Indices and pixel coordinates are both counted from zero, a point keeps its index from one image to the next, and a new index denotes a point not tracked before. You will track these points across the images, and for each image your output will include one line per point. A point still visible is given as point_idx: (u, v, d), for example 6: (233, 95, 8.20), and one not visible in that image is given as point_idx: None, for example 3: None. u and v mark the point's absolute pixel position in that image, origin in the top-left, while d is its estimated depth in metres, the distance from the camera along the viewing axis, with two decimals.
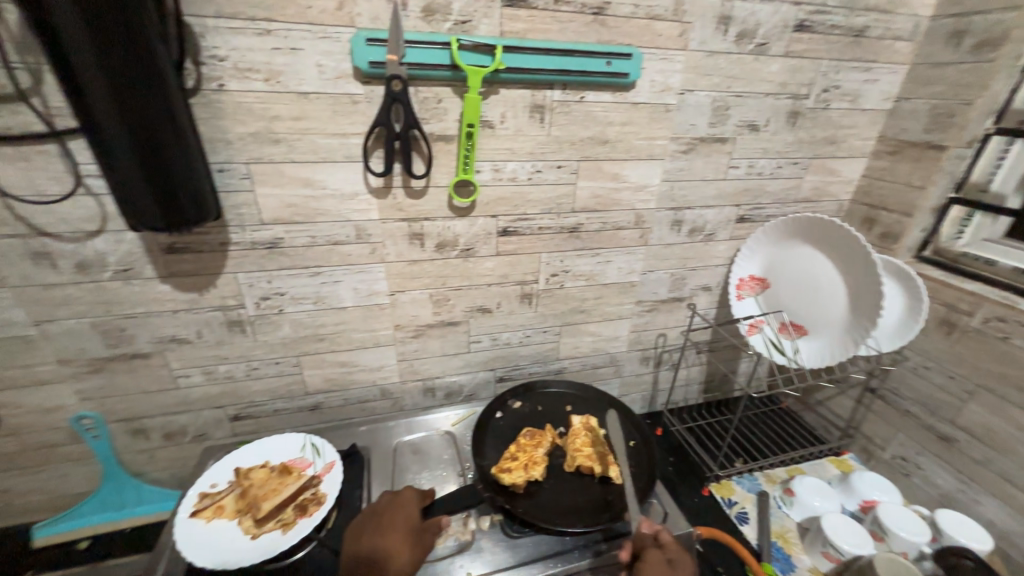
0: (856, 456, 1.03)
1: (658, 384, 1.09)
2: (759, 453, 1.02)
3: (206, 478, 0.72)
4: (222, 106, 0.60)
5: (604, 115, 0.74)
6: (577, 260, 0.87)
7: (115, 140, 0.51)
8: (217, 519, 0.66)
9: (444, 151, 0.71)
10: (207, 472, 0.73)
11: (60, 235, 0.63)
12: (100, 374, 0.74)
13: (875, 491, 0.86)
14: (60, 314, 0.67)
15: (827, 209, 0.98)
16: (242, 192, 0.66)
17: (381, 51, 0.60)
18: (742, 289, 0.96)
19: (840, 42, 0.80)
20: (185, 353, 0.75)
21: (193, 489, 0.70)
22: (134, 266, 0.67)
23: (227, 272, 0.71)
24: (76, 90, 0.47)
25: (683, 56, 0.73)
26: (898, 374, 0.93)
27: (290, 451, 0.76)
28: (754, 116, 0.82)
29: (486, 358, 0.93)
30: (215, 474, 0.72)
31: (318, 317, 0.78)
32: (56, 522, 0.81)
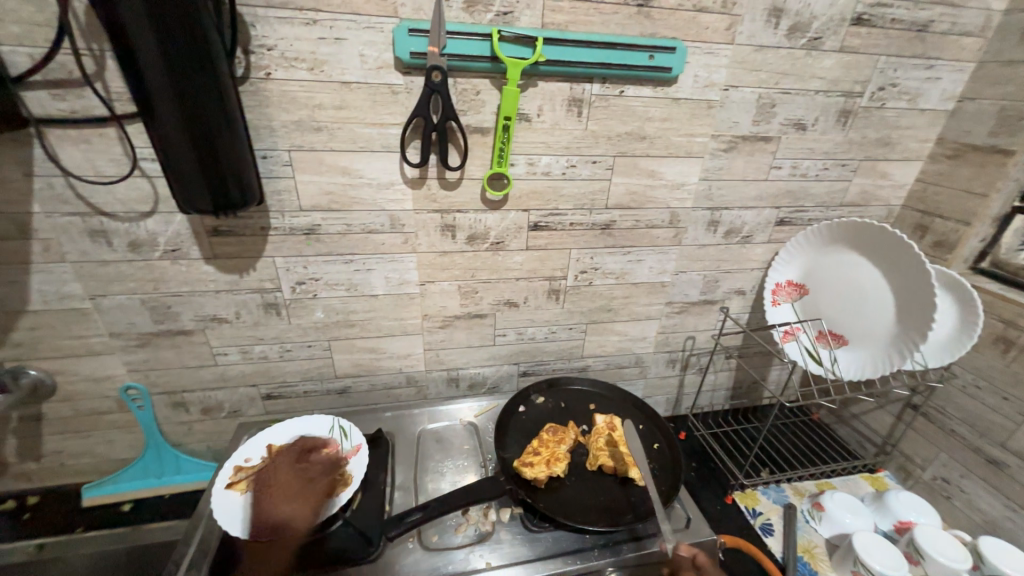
0: (892, 474, 0.98)
1: (684, 388, 1.07)
2: (787, 465, 0.98)
3: (241, 452, 0.75)
4: (268, 94, 0.62)
5: (644, 110, 0.73)
6: (608, 257, 0.85)
7: (170, 125, 0.53)
8: (251, 492, 0.69)
9: (479, 143, 0.71)
10: (242, 446, 0.76)
11: (115, 215, 0.66)
12: (146, 348, 0.78)
13: (912, 513, 0.82)
14: (113, 290, 0.71)
15: (875, 214, 0.93)
16: (283, 179, 0.68)
17: (423, 42, 0.61)
18: (779, 295, 0.92)
19: (901, 37, 0.76)
20: (225, 332, 0.78)
21: (229, 462, 0.73)
22: (181, 247, 0.70)
23: (267, 256, 0.73)
24: (137, 76, 0.49)
25: (729, 50, 0.71)
26: (945, 391, 0.88)
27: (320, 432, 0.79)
28: (802, 114, 0.79)
29: (510, 352, 0.93)
30: (249, 449, 0.76)
31: (350, 303, 0.80)
32: (103, 484, 0.86)
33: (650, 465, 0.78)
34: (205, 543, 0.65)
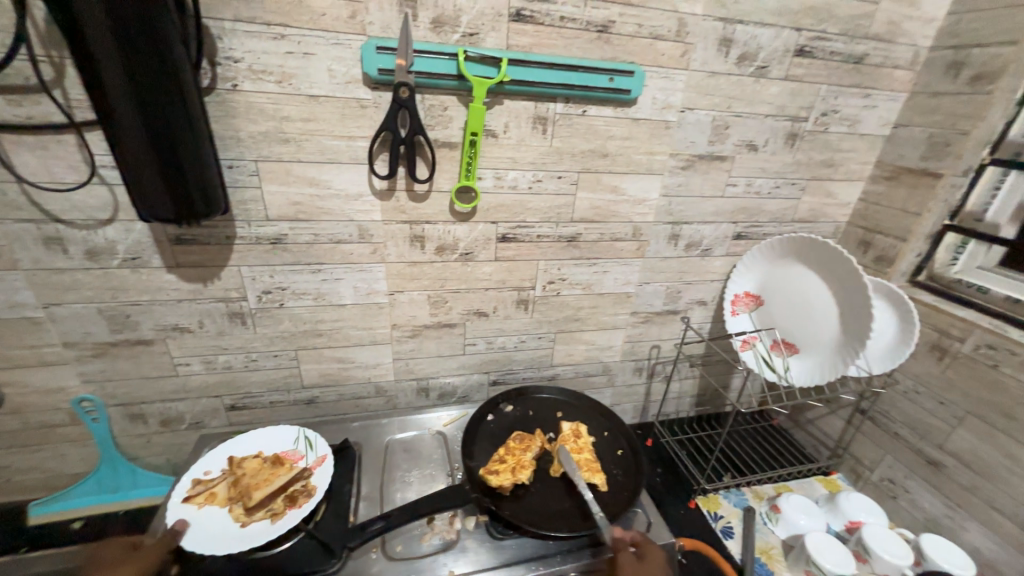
0: (845, 476, 1.03)
1: (650, 396, 1.10)
2: (747, 469, 1.02)
3: (201, 465, 0.74)
4: (235, 105, 0.62)
5: (606, 129, 0.76)
6: (574, 269, 0.88)
7: (132, 134, 0.53)
8: (209, 506, 0.68)
9: (447, 157, 0.73)
10: (201, 459, 0.75)
11: (72, 222, 0.65)
12: (102, 359, 0.75)
13: (860, 512, 0.86)
14: (68, 298, 0.70)
15: (824, 230, 0.99)
16: (249, 188, 0.68)
17: (390, 59, 0.63)
18: (737, 305, 0.96)
19: (840, 68, 0.82)
20: (186, 342, 0.77)
21: (187, 475, 0.72)
22: (142, 255, 0.69)
23: (232, 265, 0.73)
24: (98, 84, 0.49)
25: (684, 76, 0.75)
26: (889, 397, 0.93)
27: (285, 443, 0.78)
28: (753, 136, 0.84)
29: (480, 361, 0.94)
30: (209, 462, 0.74)
31: (318, 313, 0.80)
32: (54, 500, 0.82)
33: (613, 471, 0.80)
34: None
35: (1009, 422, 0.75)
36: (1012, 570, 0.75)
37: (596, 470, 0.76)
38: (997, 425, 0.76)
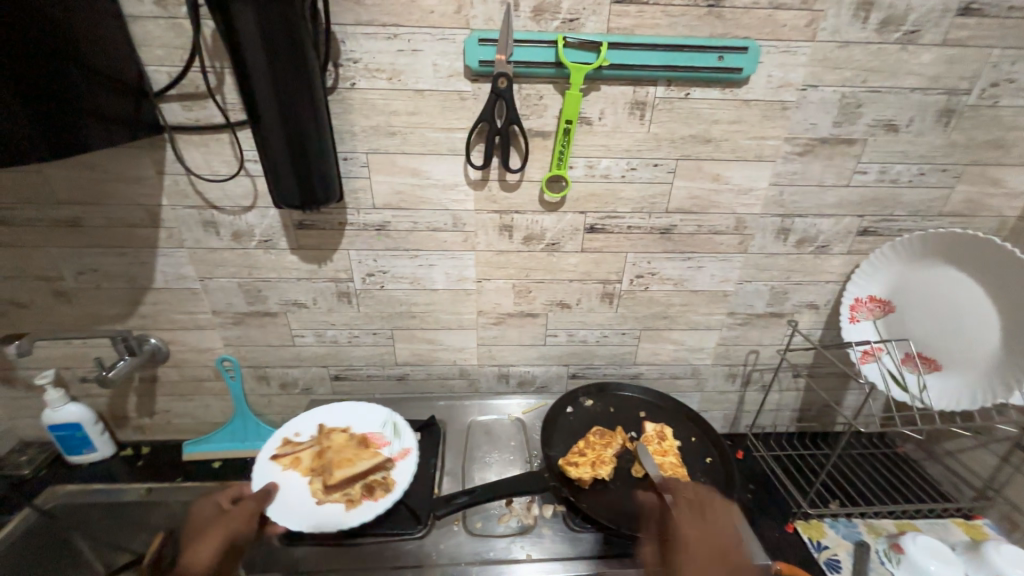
0: (994, 523, 0.86)
1: (743, 404, 1.01)
2: (860, 498, 0.90)
3: (291, 426, 0.81)
4: (352, 102, 0.69)
5: (711, 113, 0.71)
6: (665, 263, 0.84)
7: (272, 130, 0.61)
8: (293, 471, 0.73)
9: (540, 147, 0.73)
10: (298, 418, 0.82)
11: (223, 208, 0.77)
12: (240, 326, 0.89)
13: (1017, 570, 0.71)
14: (217, 273, 0.83)
15: (983, 226, 0.83)
16: (360, 179, 0.74)
17: (491, 51, 0.64)
18: (858, 311, 0.83)
19: (1022, 26, 0.67)
20: (303, 315, 0.87)
21: (281, 431, 0.80)
22: (273, 238, 0.80)
23: (342, 249, 0.81)
24: (247, 86, 0.57)
25: (809, 48, 0.67)
26: None
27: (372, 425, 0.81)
28: (893, 115, 0.72)
29: (561, 353, 0.94)
30: (299, 424, 0.81)
31: (412, 296, 0.86)
32: (200, 442, 0.98)
33: (701, 479, 0.75)
34: None
35: None
36: None
37: (682, 476, 0.73)
38: None
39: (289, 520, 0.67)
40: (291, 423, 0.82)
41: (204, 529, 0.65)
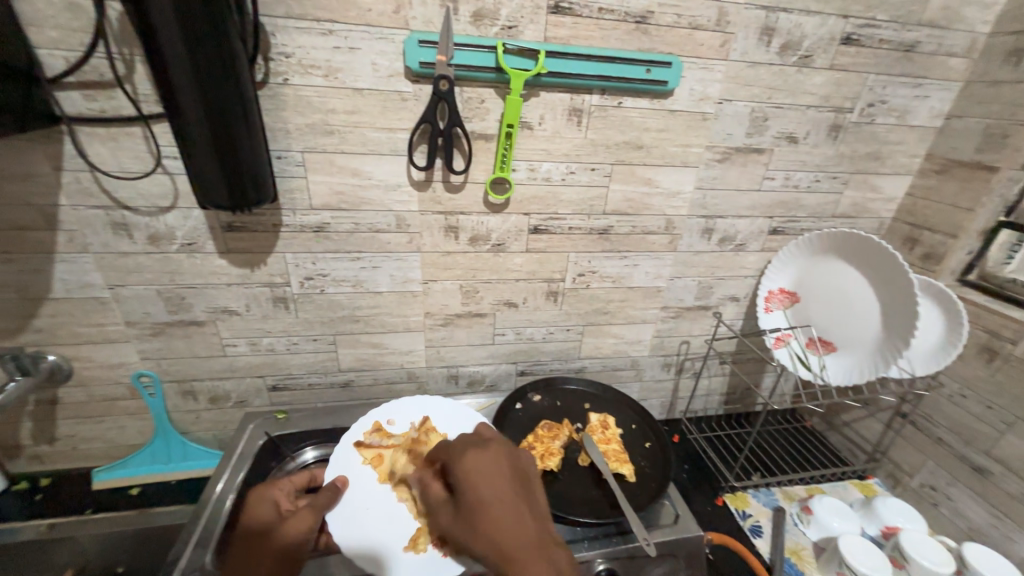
0: (882, 481, 1.00)
1: (678, 391, 1.09)
2: (777, 469, 1.00)
3: (383, 411, 0.77)
4: (285, 98, 0.66)
5: (641, 121, 0.76)
6: (605, 262, 0.89)
7: (195, 126, 0.56)
8: (372, 469, 0.69)
9: (483, 149, 0.74)
10: (393, 402, 0.79)
11: (137, 209, 0.70)
12: (160, 337, 0.81)
13: (899, 518, 0.83)
14: (131, 281, 0.75)
15: (866, 226, 0.96)
16: (296, 179, 0.71)
17: (432, 52, 0.65)
18: (771, 302, 0.94)
19: (889, 56, 0.79)
20: (235, 323, 0.82)
21: (374, 415, 0.76)
22: (197, 241, 0.74)
23: (277, 252, 0.77)
24: (163, 74, 0.53)
25: (723, 66, 0.74)
26: (933, 400, 0.90)
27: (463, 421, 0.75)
28: (794, 128, 0.82)
29: (509, 351, 0.96)
30: (394, 411, 0.78)
31: (355, 299, 0.83)
32: (114, 468, 0.89)
33: (641, 463, 0.80)
34: (210, 525, 0.69)
35: None
36: None
37: (624, 461, 0.77)
38: None
39: (345, 536, 0.61)
40: (387, 407, 0.78)
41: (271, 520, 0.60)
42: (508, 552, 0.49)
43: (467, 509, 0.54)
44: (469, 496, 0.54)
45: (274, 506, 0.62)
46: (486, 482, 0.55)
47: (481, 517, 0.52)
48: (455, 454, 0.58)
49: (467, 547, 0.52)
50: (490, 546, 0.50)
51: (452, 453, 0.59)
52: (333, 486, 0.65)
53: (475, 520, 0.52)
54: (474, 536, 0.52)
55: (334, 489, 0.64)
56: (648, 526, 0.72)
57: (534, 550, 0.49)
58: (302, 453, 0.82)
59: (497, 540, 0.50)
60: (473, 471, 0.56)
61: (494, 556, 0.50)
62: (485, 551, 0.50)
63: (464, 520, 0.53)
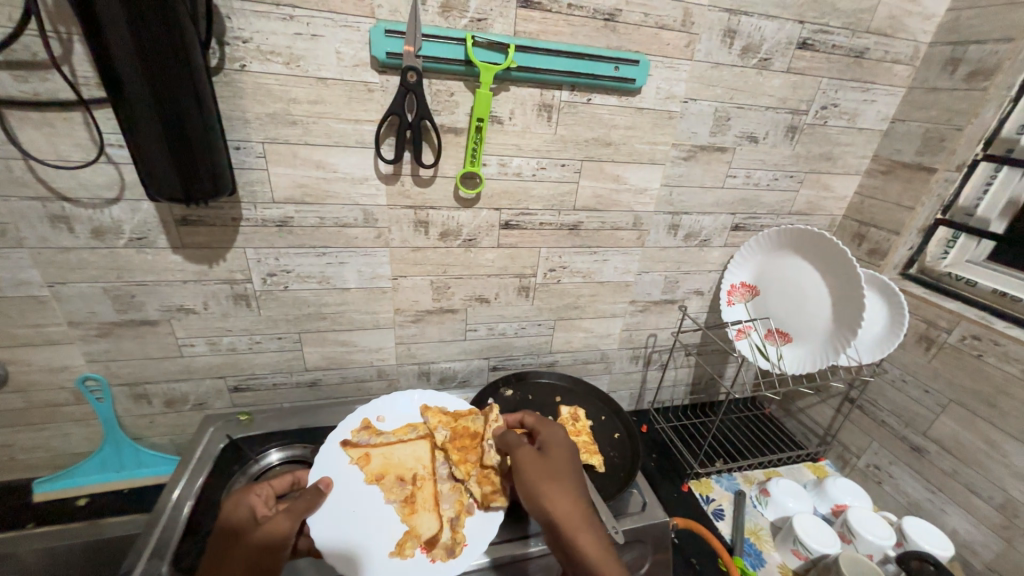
0: (832, 462, 1.06)
1: (646, 383, 1.12)
2: (738, 454, 1.05)
3: (373, 408, 0.78)
4: (243, 86, 0.63)
5: (610, 118, 0.77)
6: (575, 257, 0.90)
7: (142, 113, 0.53)
8: (359, 468, 0.69)
9: (453, 143, 0.73)
10: (384, 400, 0.80)
11: (78, 201, 0.65)
12: (108, 338, 0.76)
13: (847, 496, 0.89)
14: (73, 278, 0.70)
15: (820, 223, 1.01)
16: (256, 170, 0.68)
17: (399, 43, 0.63)
18: (734, 295, 0.98)
19: (841, 62, 0.83)
20: (192, 322, 0.78)
21: (362, 413, 0.77)
22: (148, 236, 0.69)
23: (237, 247, 0.73)
24: (105, 56, 0.49)
25: (688, 66, 0.76)
26: (877, 386, 0.96)
27: (468, 421, 0.76)
28: (754, 128, 0.85)
29: (481, 347, 0.96)
30: (384, 409, 0.79)
31: (322, 296, 0.81)
32: (57, 478, 0.83)
33: (611, 453, 0.83)
34: (166, 535, 0.66)
35: (991, 410, 0.78)
36: (987, 550, 0.79)
37: (593, 452, 0.79)
38: (979, 412, 0.79)
39: (327, 540, 0.60)
40: (377, 403, 0.79)
41: (247, 525, 0.58)
42: (577, 512, 0.58)
43: (550, 464, 0.63)
44: (556, 458, 0.64)
45: (251, 510, 0.59)
46: (573, 457, 0.65)
47: (565, 479, 0.61)
48: (551, 428, 0.69)
49: (539, 491, 0.59)
50: (563, 497, 0.59)
51: (546, 427, 0.69)
52: (315, 489, 0.63)
53: (559, 476, 0.61)
54: (552, 487, 0.60)
55: (316, 491, 0.62)
56: (617, 514, 0.74)
57: (595, 522, 0.58)
58: (267, 454, 0.79)
59: (572, 499, 0.59)
60: (563, 445, 0.66)
61: (565, 507, 0.58)
62: (560, 502, 0.58)
63: (544, 471, 0.61)
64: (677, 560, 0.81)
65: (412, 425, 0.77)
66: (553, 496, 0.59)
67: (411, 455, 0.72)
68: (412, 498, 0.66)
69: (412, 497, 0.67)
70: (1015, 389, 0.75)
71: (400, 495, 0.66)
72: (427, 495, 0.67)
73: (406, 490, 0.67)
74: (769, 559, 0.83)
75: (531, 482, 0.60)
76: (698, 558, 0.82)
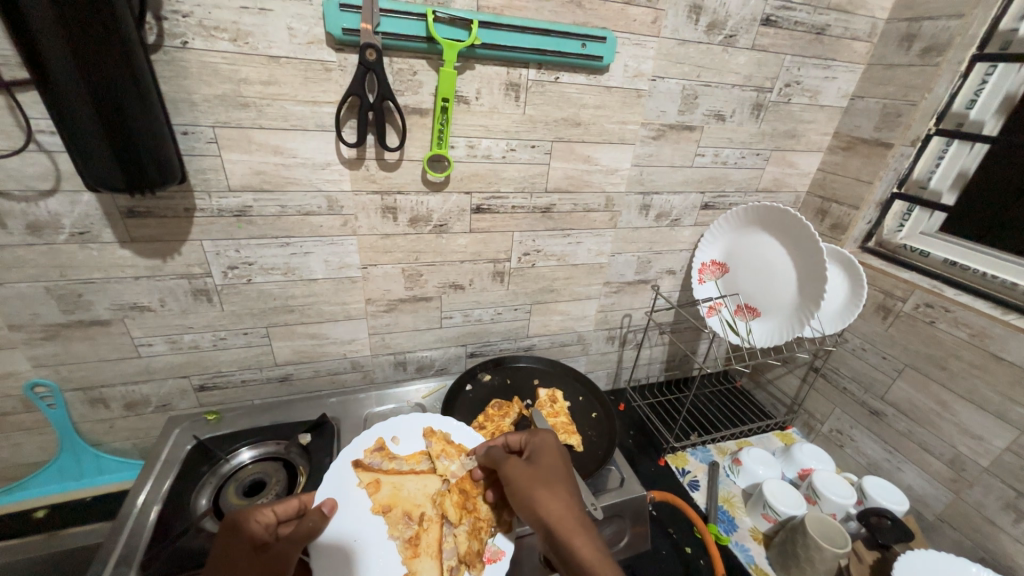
0: (799, 430, 1.12)
1: (623, 362, 1.14)
2: (711, 427, 1.09)
3: (389, 428, 0.74)
4: (186, 65, 0.58)
5: (579, 97, 0.76)
6: (549, 240, 0.89)
7: (70, 98, 0.48)
8: (367, 495, 0.64)
9: (418, 125, 0.71)
10: (402, 419, 0.76)
11: (8, 193, 0.60)
12: (55, 341, 0.71)
13: (812, 461, 0.94)
14: (10, 277, 0.65)
15: (785, 200, 1.04)
16: (207, 157, 0.64)
17: (355, 18, 0.60)
18: (704, 273, 1.01)
19: (803, 38, 0.84)
20: (147, 320, 0.74)
21: (377, 432, 0.73)
22: (91, 230, 0.65)
23: (193, 239, 0.69)
24: (18, 20, 0.43)
25: (655, 43, 0.76)
26: (839, 355, 1.01)
27: (440, 465, 0.69)
28: (721, 106, 0.86)
29: (457, 334, 0.95)
30: (400, 429, 0.75)
31: (288, 288, 0.78)
32: (9, 492, 0.80)
33: (588, 433, 0.84)
34: (129, 547, 0.63)
35: (942, 372, 0.83)
36: (938, 502, 0.85)
37: (571, 432, 0.81)
38: (932, 375, 0.84)
39: None
40: (394, 421, 0.75)
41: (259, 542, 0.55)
42: (573, 520, 0.57)
43: (542, 473, 0.62)
44: (550, 466, 0.63)
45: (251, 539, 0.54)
46: (566, 464, 0.65)
47: (560, 485, 0.61)
48: (542, 431, 0.68)
49: (533, 499, 0.59)
50: (559, 504, 0.59)
51: (538, 432, 0.68)
52: (320, 513, 0.58)
53: (553, 484, 0.61)
54: (547, 493, 0.60)
55: (321, 517, 0.58)
56: (596, 491, 0.75)
57: (591, 527, 0.58)
58: (238, 453, 0.76)
59: (568, 505, 0.59)
60: (555, 450, 0.66)
61: (560, 512, 0.58)
62: (554, 510, 0.58)
63: (536, 479, 0.61)
64: (656, 532, 0.84)
65: (425, 453, 0.72)
66: (549, 503, 0.59)
67: (420, 490, 0.67)
68: (415, 540, 0.61)
69: (416, 537, 0.62)
70: (964, 352, 0.79)
71: (404, 534, 0.62)
72: (432, 539, 0.62)
73: (411, 530, 0.62)
74: (740, 524, 0.87)
75: (526, 488, 0.61)
76: (674, 528, 0.85)
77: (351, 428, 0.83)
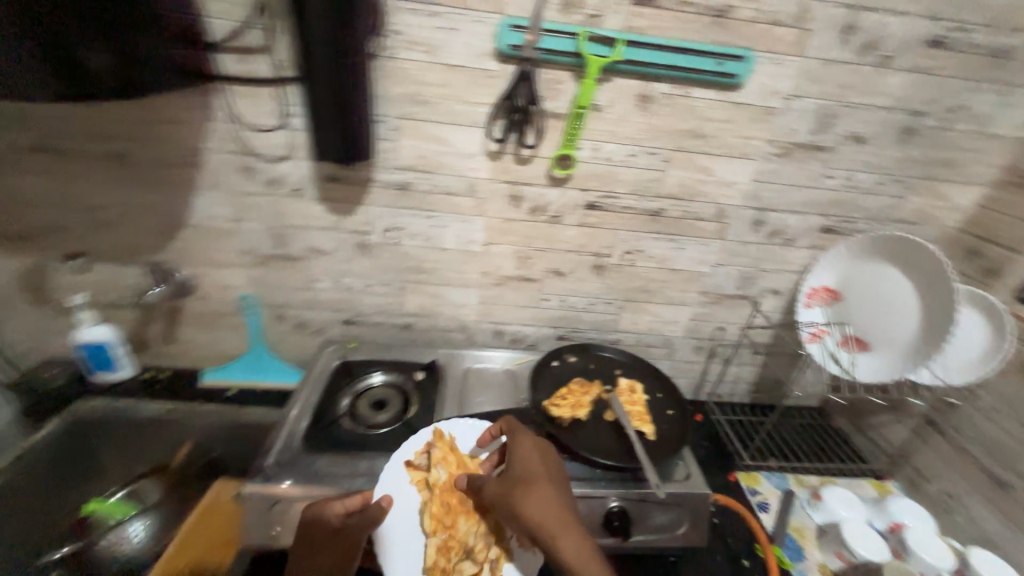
0: (900, 484, 1.02)
1: (707, 374, 1.15)
2: (793, 457, 1.05)
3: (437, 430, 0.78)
4: (389, 70, 0.76)
5: (707, 111, 0.80)
6: (653, 243, 0.94)
7: (321, 89, 0.69)
8: (414, 494, 0.69)
9: (553, 127, 0.81)
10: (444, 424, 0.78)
11: (259, 155, 0.83)
12: (263, 267, 0.97)
13: (907, 517, 0.87)
14: (247, 216, 0.90)
15: (927, 234, 0.95)
16: (388, 141, 0.82)
17: (520, 36, 0.72)
18: (813, 299, 0.97)
19: (977, 62, 0.78)
20: (323, 262, 0.96)
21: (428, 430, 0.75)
22: (303, 188, 0.87)
23: (365, 204, 0.89)
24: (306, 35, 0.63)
25: (796, 62, 0.77)
26: (966, 413, 0.91)
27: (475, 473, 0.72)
28: (861, 128, 0.83)
29: (552, 316, 1.05)
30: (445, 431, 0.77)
31: (425, 252, 0.95)
32: (219, 370, 1.04)
33: (661, 426, 0.89)
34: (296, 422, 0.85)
35: None
36: None
37: (645, 421, 0.86)
38: None
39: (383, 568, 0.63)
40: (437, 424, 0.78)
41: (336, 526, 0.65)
42: (558, 520, 0.61)
43: (522, 480, 0.65)
44: (526, 473, 0.66)
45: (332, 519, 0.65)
46: (545, 466, 0.68)
47: (541, 488, 0.64)
48: (518, 439, 0.71)
49: (517, 508, 0.62)
50: (541, 506, 0.62)
51: (515, 438, 0.71)
52: (379, 507, 0.65)
53: (532, 488, 0.64)
54: (527, 498, 0.63)
55: (379, 511, 0.64)
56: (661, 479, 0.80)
57: (577, 524, 0.61)
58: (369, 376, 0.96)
59: (552, 508, 0.62)
60: (534, 457, 0.68)
61: (544, 515, 0.61)
62: (538, 512, 0.61)
63: (516, 487, 0.64)
64: (715, 537, 0.86)
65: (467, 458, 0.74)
66: (531, 510, 0.62)
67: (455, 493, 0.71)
68: (450, 541, 0.66)
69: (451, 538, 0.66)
70: None
71: (442, 532, 0.66)
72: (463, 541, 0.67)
73: (447, 529, 0.67)
74: (809, 556, 0.86)
75: (506, 499, 0.64)
76: (734, 539, 0.86)
77: (453, 377, 0.98)
